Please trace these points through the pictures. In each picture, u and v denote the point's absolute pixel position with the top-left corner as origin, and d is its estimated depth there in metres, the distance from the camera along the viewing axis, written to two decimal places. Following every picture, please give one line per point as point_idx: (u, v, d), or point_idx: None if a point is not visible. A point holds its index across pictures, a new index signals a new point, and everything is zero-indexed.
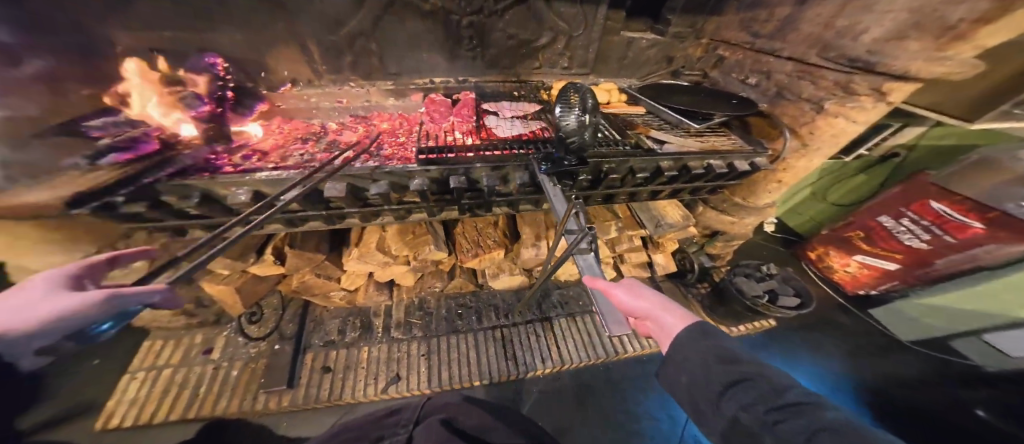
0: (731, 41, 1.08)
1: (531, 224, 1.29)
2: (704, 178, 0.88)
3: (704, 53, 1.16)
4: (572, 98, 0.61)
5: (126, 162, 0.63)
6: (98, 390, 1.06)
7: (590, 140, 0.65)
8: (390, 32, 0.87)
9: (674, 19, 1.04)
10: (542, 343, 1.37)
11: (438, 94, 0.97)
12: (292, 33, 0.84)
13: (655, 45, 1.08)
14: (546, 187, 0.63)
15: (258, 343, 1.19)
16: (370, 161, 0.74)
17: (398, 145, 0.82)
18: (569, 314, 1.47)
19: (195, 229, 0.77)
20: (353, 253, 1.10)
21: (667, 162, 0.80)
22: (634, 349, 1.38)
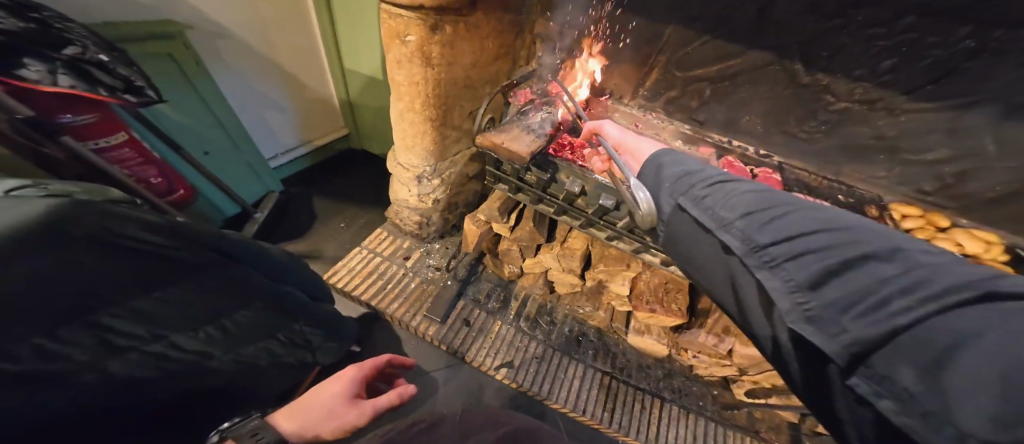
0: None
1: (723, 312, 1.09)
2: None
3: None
4: None
5: (547, 135, 0.82)
6: (337, 241, 1.42)
7: None
8: (739, 89, 0.86)
9: None
10: (658, 426, 1.11)
11: (734, 158, 0.92)
12: (647, 60, 0.93)
13: None
14: None
15: (436, 271, 1.33)
16: None
17: None
18: (708, 420, 1.12)
19: (522, 194, 0.97)
20: (557, 248, 1.19)
21: None
22: None
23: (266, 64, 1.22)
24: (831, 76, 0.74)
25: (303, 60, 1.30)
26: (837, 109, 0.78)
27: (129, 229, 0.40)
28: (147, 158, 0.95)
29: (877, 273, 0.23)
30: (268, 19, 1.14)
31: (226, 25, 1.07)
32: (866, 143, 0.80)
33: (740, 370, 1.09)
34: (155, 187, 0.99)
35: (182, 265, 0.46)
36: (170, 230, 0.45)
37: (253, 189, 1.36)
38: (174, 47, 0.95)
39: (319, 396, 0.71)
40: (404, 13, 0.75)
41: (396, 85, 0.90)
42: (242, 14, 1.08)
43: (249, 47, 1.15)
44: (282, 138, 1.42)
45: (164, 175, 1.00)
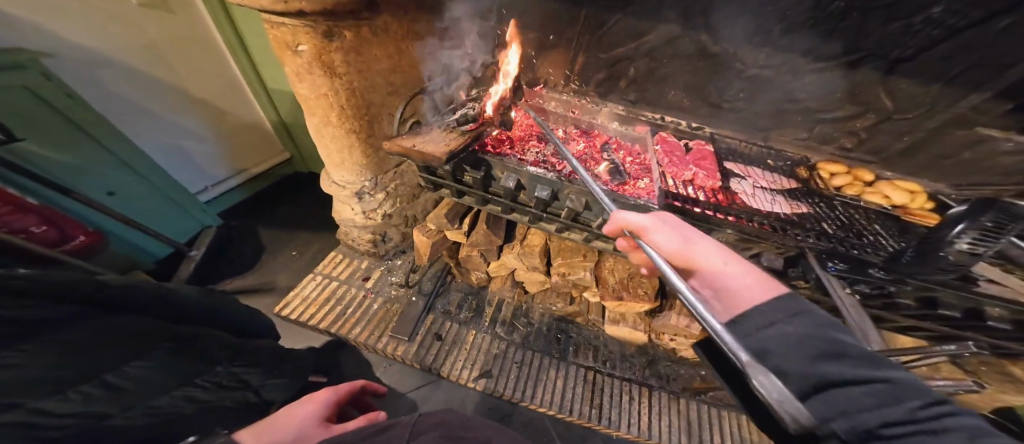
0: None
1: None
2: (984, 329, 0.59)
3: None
4: (991, 218, 0.50)
5: (469, 131, 0.80)
6: (289, 270, 1.35)
7: (925, 262, 0.58)
8: (661, 65, 0.87)
9: None
10: (643, 413, 1.10)
11: (668, 134, 0.92)
12: (570, 45, 0.93)
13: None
14: (831, 288, 0.58)
15: (399, 287, 1.28)
16: (609, 186, 0.79)
17: (616, 169, 0.84)
18: (687, 398, 1.13)
19: (466, 197, 0.94)
20: (516, 247, 1.14)
21: (998, 308, 0.58)
22: None
23: (166, 90, 1.17)
24: (733, 45, 0.77)
25: (215, 85, 1.29)
26: (749, 75, 0.81)
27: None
28: (19, 206, 0.80)
29: (830, 365, 0.27)
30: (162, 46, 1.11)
31: (111, 56, 1.02)
32: (782, 107, 0.83)
33: None
34: (41, 238, 0.84)
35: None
36: (36, 293, 0.40)
37: (184, 227, 1.27)
38: (31, 79, 0.82)
39: (288, 416, 0.64)
40: (286, 21, 0.68)
41: (305, 100, 0.83)
42: (130, 43, 1.05)
43: (145, 75, 1.11)
44: (207, 168, 1.36)
45: (49, 222, 0.85)
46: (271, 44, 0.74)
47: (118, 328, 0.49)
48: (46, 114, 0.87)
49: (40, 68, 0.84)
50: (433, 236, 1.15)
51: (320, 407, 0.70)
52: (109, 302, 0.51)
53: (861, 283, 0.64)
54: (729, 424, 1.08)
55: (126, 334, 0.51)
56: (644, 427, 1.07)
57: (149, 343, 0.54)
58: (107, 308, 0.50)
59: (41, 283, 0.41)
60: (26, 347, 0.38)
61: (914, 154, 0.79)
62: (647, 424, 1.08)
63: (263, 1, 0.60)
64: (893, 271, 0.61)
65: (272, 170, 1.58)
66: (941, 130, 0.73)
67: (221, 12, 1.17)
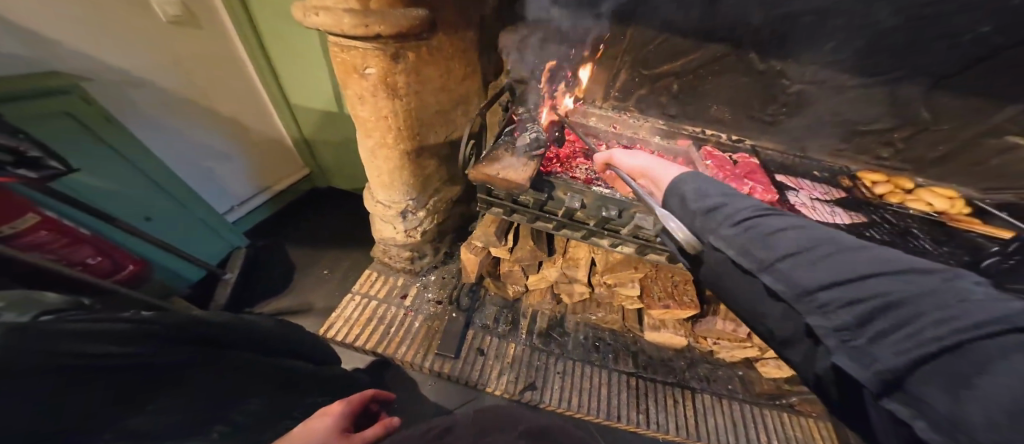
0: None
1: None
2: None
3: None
4: None
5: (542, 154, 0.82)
6: (323, 290, 1.33)
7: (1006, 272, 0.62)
8: (703, 82, 0.90)
9: None
10: (688, 416, 1.13)
11: (712, 147, 0.96)
12: (613, 63, 0.95)
13: None
14: None
15: (438, 303, 1.29)
16: None
17: None
18: (727, 398, 1.17)
19: (524, 216, 0.95)
20: (559, 262, 1.19)
21: None
22: None
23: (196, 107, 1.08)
24: (782, 62, 0.79)
25: (239, 100, 1.18)
26: (792, 91, 0.84)
27: (97, 350, 0.33)
28: (75, 238, 0.78)
29: (794, 253, 0.30)
30: (188, 60, 1.01)
31: (137, 73, 0.93)
32: (824, 120, 0.86)
33: (761, 349, 1.14)
34: (94, 269, 0.84)
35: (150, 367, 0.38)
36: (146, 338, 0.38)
37: (215, 248, 1.22)
38: (73, 104, 0.77)
39: (305, 436, 0.56)
40: (358, 44, 0.67)
41: (363, 121, 0.83)
42: (155, 59, 0.95)
43: (169, 93, 1.01)
44: (233, 187, 1.29)
45: (103, 253, 0.85)
46: (336, 67, 0.74)
47: (229, 362, 0.51)
48: (85, 141, 0.80)
49: (83, 93, 0.78)
50: (478, 253, 1.17)
51: (334, 420, 0.61)
52: (210, 337, 0.48)
53: None
54: (774, 421, 1.14)
55: (219, 372, 0.49)
56: (693, 429, 1.11)
57: (237, 381, 0.52)
58: (208, 341, 0.48)
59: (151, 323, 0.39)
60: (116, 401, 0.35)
61: (945, 162, 0.84)
62: (693, 427, 1.11)
63: (344, 25, 0.59)
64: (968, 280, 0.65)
65: (294, 187, 1.51)
66: (973, 139, 0.78)
67: (250, 25, 1.05)
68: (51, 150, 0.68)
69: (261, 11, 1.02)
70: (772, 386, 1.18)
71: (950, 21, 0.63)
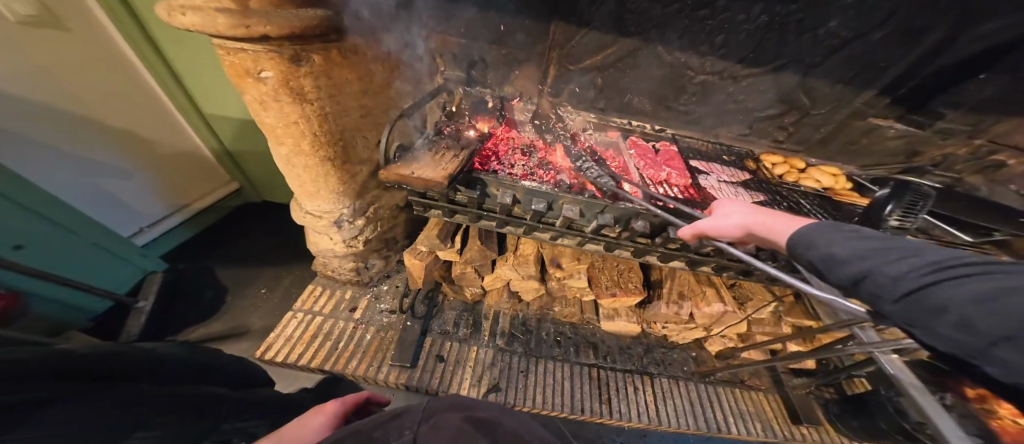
0: (1022, 146, 0.81)
1: (674, 280, 1.24)
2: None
3: (969, 155, 0.86)
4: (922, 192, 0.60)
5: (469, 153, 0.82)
6: (262, 310, 1.24)
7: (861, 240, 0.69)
8: (622, 76, 0.94)
9: (951, 141, 0.85)
10: (645, 398, 1.20)
11: (638, 137, 1.00)
12: (540, 61, 0.97)
13: (906, 141, 0.89)
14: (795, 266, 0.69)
15: (391, 314, 1.25)
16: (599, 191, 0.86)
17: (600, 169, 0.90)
18: (679, 378, 1.26)
19: (460, 215, 0.95)
20: (511, 259, 1.20)
21: None
22: (764, 437, 1.16)
23: (77, 122, 0.95)
24: (685, 54, 0.85)
25: (135, 109, 1.06)
26: (698, 82, 0.90)
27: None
28: None
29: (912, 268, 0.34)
30: (59, 65, 0.87)
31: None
32: (729, 107, 0.94)
33: (706, 328, 1.23)
34: None
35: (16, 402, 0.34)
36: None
37: (121, 275, 1.09)
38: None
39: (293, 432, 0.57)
40: (246, 46, 0.61)
41: (270, 129, 0.78)
42: (14, 66, 0.80)
43: (39, 106, 0.87)
44: (138, 208, 1.16)
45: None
46: (227, 71, 0.68)
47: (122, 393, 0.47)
48: None
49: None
50: (424, 258, 1.15)
51: (329, 419, 0.61)
52: (58, 370, 0.41)
53: None
54: (729, 397, 1.24)
55: (99, 397, 0.43)
56: (654, 411, 1.17)
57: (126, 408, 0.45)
58: (52, 374, 0.40)
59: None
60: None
61: (829, 143, 0.96)
62: (650, 409, 1.18)
63: (220, 26, 0.54)
64: None
65: (219, 203, 1.39)
66: (845, 121, 0.89)
67: (140, 29, 0.96)
68: None
69: (149, 13, 0.93)
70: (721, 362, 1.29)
71: (812, 11, 0.71)
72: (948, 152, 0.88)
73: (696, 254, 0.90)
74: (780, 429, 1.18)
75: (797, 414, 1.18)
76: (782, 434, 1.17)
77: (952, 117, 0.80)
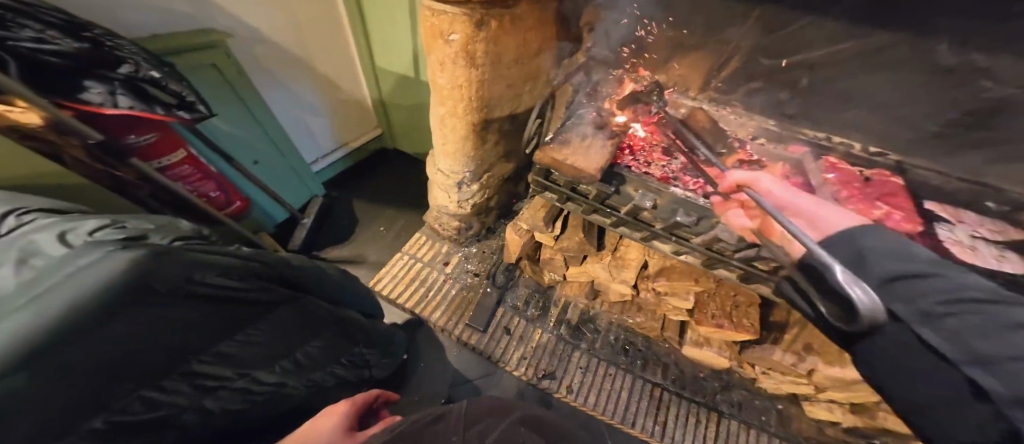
0: None
1: (805, 330, 1.01)
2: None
3: None
4: None
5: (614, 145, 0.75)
6: (377, 243, 1.43)
7: None
8: (850, 80, 0.70)
9: None
10: (705, 438, 1.05)
11: (839, 161, 0.78)
12: (729, 48, 0.78)
13: None
14: None
15: (477, 278, 1.30)
16: None
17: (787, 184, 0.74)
18: (743, 424, 1.06)
19: (575, 206, 0.89)
20: (608, 257, 1.12)
21: None
22: None
23: (298, 64, 1.16)
24: (988, 58, 0.54)
25: (335, 59, 1.24)
26: (993, 97, 0.58)
27: (197, 283, 0.35)
28: (206, 173, 0.98)
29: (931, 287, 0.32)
30: (302, 20, 1.08)
31: (260, 29, 1.01)
32: (1022, 147, 0.63)
33: (818, 388, 0.99)
34: (214, 200, 1.04)
35: (251, 305, 0.44)
36: (238, 271, 0.41)
37: (300, 195, 1.38)
38: (218, 58, 0.92)
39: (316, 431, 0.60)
40: (448, 9, 0.66)
41: (439, 89, 0.84)
42: (276, 12, 1.01)
43: (281, 47, 1.09)
44: (320, 142, 1.41)
45: (221, 189, 1.04)
46: (424, 31, 0.74)
47: (308, 310, 0.57)
48: (225, 94, 0.98)
49: (226, 48, 0.93)
50: (524, 235, 1.16)
51: (339, 417, 0.66)
52: (296, 285, 0.55)
53: None
54: None
55: (291, 313, 0.54)
56: None
57: (303, 328, 0.58)
58: (285, 285, 0.52)
59: (240, 263, 0.42)
60: (224, 327, 0.41)
61: None
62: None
63: None
64: None
65: (366, 146, 1.59)
66: None
67: None
68: (202, 97, 0.82)
69: None
70: (812, 426, 1.05)
71: None
72: None
73: None
74: None
75: None
76: None
77: None
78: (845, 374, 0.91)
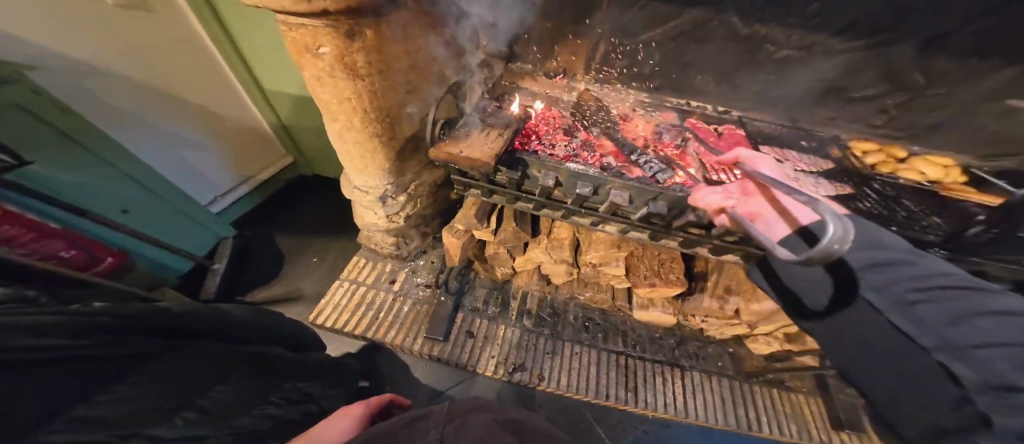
0: None
1: (721, 272, 1.13)
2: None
3: None
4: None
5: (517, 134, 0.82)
6: (315, 276, 1.34)
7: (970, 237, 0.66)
8: (689, 50, 0.84)
9: None
10: (670, 390, 1.15)
11: (696, 120, 0.92)
12: (595, 34, 0.88)
13: None
14: None
15: (427, 288, 1.30)
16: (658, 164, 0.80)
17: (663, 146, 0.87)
18: (705, 371, 1.19)
19: (497, 196, 0.94)
20: (544, 242, 1.17)
21: None
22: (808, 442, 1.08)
23: (155, 96, 1.05)
24: (768, 26, 0.74)
25: (207, 87, 1.15)
26: (779, 58, 0.79)
27: (21, 340, 0.30)
28: (45, 233, 0.83)
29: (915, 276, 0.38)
30: (149, 48, 0.98)
31: (89, 60, 0.89)
32: (811, 86, 0.82)
33: (750, 326, 1.14)
34: (69, 261, 0.89)
35: (107, 355, 0.38)
36: (74, 329, 0.36)
37: (202, 241, 1.26)
38: (19, 95, 0.74)
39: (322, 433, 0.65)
40: (305, 21, 0.64)
41: (326, 105, 0.82)
42: (110, 42, 0.91)
43: (131, 81, 0.98)
44: (214, 178, 1.30)
45: (75, 246, 0.90)
46: (289, 47, 0.71)
47: (202, 353, 0.53)
48: (47, 137, 0.81)
49: (30, 82, 0.76)
50: (461, 236, 1.17)
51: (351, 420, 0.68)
52: (171, 331, 0.50)
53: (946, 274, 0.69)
54: (763, 397, 1.15)
55: (186, 353, 0.50)
56: (682, 407, 1.12)
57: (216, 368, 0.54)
58: (154, 330, 0.47)
59: (75, 316, 0.37)
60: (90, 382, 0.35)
61: (941, 129, 0.81)
62: (674, 398, 1.14)
63: (284, 2, 0.55)
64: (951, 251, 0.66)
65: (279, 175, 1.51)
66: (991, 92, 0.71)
67: (212, 11, 1.01)
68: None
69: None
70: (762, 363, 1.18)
71: None
72: None
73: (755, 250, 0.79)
74: (817, 435, 1.08)
75: (838, 418, 1.08)
76: (822, 442, 1.07)
77: None
78: (762, 307, 1.05)
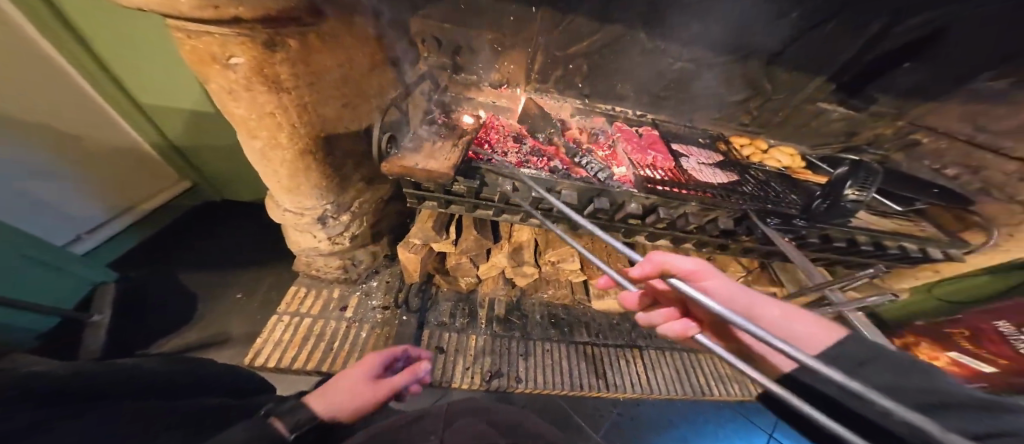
0: (936, 128, 0.98)
1: None
2: (884, 257, 0.94)
3: (894, 135, 1.04)
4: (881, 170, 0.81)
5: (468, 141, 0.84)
6: (242, 316, 1.16)
7: (818, 207, 0.85)
8: (608, 61, 0.96)
9: (877, 123, 1.03)
10: (632, 369, 1.29)
11: (622, 123, 1.05)
12: (527, 46, 0.96)
13: (844, 119, 1.03)
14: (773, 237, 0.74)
15: (385, 310, 1.23)
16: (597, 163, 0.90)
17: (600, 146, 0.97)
18: (660, 348, 1.37)
19: (455, 205, 0.95)
20: (505, 247, 1.22)
21: (863, 235, 0.88)
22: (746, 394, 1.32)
23: None
24: (664, 41, 0.90)
25: (53, 103, 0.90)
26: (676, 68, 0.96)
27: None
28: None
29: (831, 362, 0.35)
30: None
31: None
32: (700, 93, 1.02)
33: None
34: None
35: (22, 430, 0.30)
36: None
37: (69, 291, 0.99)
38: None
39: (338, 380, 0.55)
40: (211, 30, 0.56)
41: (242, 121, 0.73)
42: None
43: None
44: (77, 215, 1.03)
45: None
46: (186, 56, 0.62)
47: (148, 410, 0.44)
48: None
49: None
50: (419, 251, 1.14)
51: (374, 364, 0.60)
52: (80, 399, 0.39)
53: (808, 237, 0.89)
54: (707, 362, 1.38)
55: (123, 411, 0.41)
56: (648, 382, 1.28)
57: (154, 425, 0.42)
58: (73, 401, 0.38)
59: None
60: None
61: (787, 126, 1.08)
62: (637, 376, 1.28)
63: (182, 7, 0.49)
64: (808, 218, 0.85)
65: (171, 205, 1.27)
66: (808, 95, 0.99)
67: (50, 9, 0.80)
68: None
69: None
70: None
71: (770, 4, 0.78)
72: (879, 131, 1.05)
73: (679, 233, 0.94)
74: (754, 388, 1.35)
75: None
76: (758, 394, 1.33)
77: (882, 101, 0.96)
78: None
